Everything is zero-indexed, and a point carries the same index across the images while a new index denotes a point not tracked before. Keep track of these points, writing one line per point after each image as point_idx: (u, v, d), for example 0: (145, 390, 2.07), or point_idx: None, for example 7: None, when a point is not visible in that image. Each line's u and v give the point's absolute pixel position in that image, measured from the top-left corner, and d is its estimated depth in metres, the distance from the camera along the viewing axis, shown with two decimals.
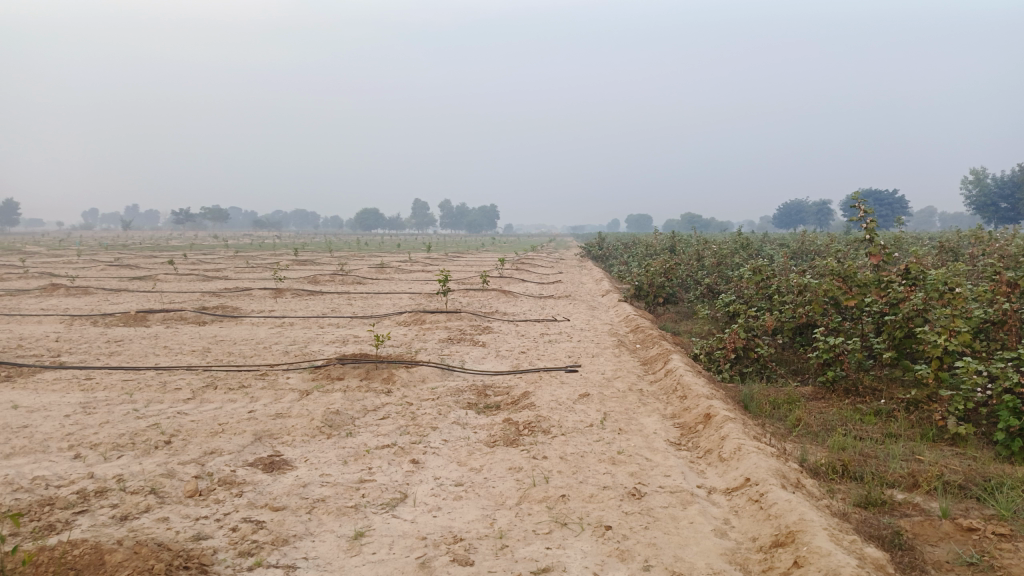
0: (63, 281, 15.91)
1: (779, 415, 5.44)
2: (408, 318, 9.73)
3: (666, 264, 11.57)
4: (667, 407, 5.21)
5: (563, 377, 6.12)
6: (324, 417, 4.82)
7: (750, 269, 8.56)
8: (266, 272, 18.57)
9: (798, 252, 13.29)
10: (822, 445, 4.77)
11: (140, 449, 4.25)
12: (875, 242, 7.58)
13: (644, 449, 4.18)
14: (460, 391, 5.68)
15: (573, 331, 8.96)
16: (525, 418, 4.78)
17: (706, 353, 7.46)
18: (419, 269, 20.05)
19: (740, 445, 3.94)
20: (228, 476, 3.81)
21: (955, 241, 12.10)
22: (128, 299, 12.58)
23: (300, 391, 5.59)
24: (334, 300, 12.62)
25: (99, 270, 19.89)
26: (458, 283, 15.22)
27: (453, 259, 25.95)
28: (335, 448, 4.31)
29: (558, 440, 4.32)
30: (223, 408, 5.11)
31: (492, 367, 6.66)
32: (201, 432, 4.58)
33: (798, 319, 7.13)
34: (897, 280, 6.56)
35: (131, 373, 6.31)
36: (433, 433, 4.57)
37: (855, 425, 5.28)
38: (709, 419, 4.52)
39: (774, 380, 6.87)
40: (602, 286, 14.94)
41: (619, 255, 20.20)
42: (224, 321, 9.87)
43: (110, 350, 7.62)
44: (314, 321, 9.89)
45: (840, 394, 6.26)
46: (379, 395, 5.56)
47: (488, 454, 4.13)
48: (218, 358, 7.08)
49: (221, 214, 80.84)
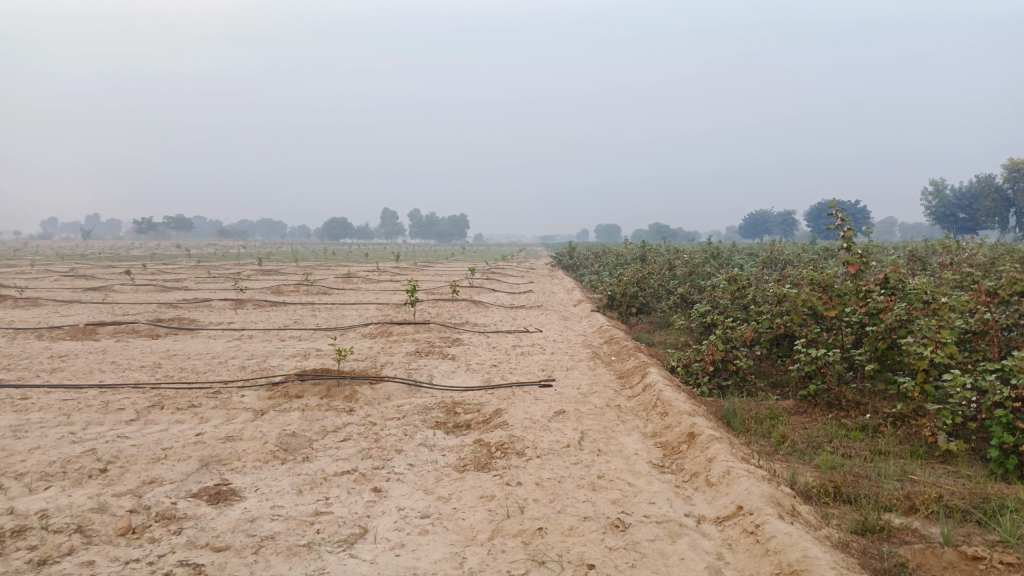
0: (11, 292, 15.13)
1: (762, 431, 5.19)
2: (374, 331, 9.34)
3: (639, 274, 11.33)
4: (646, 425, 4.93)
5: (537, 393, 5.80)
6: (278, 440, 4.44)
7: (725, 279, 8.37)
8: (227, 283, 17.97)
9: (768, 262, 13.15)
10: (810, 465, 4.52)
11: (71, 478, 3.83)
12: (852, 250, 7.43)
13: (625, 472, 3.89)
14: (427, 409, 5.34)
15: (546, 343, 8.66)
16: (497, 439, 4.46)
17: (683, 366, 7.19)
18: (387, 279, 19.64)
19: (729, 468, 3.66)
20: (167, 510, 3.42)
21: (922, 251, 12.08)
22: (78, 311, 11.98)
23: (255, 411, 5.20)
24: (297, 311, 12.16)
25: (53, 280, 19.11)
26: (426, 293, 14.84)
27: (422, 269, 25.56)
28: (290, 476, 3.94)
29: (533, 464, 4.00)
30: (170, 431, 4.71)
31: (461, 382, 6.32)
32: (142, 457, 4.17)
33: (776, 329, 6.91)
34: (876, 290, 6.39)
35: (71, 391, 5.84)
36: (398, 457, 4.23)
37: (842, 442, 5.04)
38: (694, 439, 4.24)
39: (754, 393, 6.61)
40: (574, 295, 14.66)
41: (589, 264, 20.00)
42: (180, 334, 9.38)
43: (52, 366, 7.12)
44: (275, 334, 9.45)
45: (823, 408, 6.02)
46: (340, 414, 5.19)
47: (457, 481, 3.79)
48: (169, 374, 6.64)
49: (185, 222, 79.21)
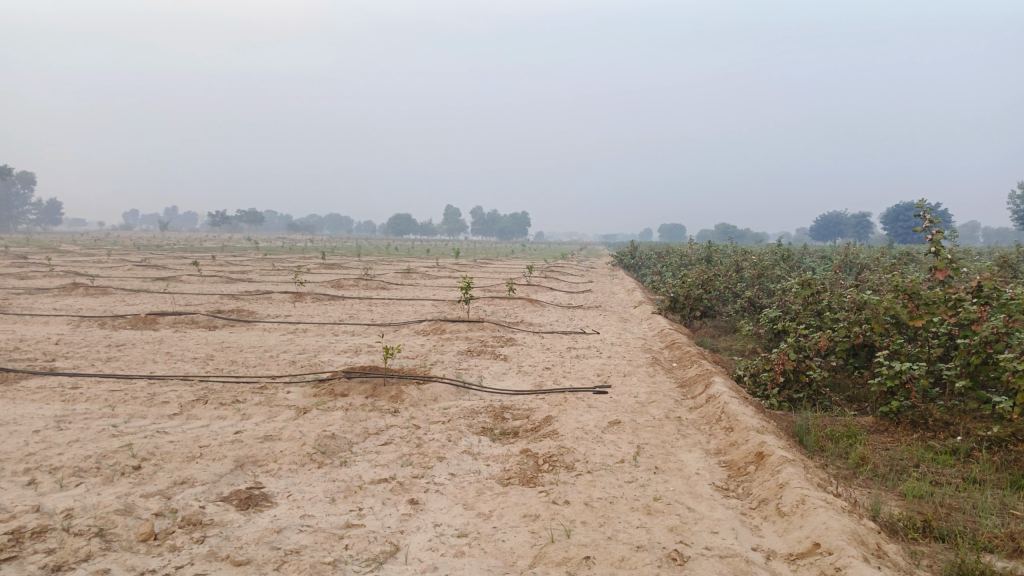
0: (84, 281, 15.63)
1: (839, 452, 4.73)
2: (427, 328, 9.14)
3: (704, 276, 10.81)
4: (709, 441, 4.54)
5: (592, 400, 5.46)
6: (317, 442, 4.24)
7: (797, 283, 7.86)
8: (289, 276, 18.19)
9: (843, 265, 12.38)
10: (894, 493, 4.06)
11: (104, 475, 3.71)
12: (941, 255, 6.81)
13: (685, 495, 3.52)
14: (475, 413, 5.07)
15: (603, 345, 8.30)
16: (546, 450, 4.16)
17: (750, 376, 6.71)
18: (446, 276, 19.53)
19: (804, 497, 3.26)
20: (193, 515, 3.25)
21: (1015, 257, 11.15)
22: (144, 300, 12.22)
23: (298, 409, 5.03)
24: (354, 306, 12.09)
25: (125, 268, 19.84)
26: (483, 291, 14.61)
27: (482, 266, 25.42)
28: (324, 482, 3.72)
29: (584, 480, 3.68)
30: (209, 428, 4.58)
31: (512, 385, 6.03)
32: (177, 455, 4.03)
33: (854, 339, 6.38)
34: (969, 299, 5.81)
35: (121, 382, 5.81)
36: (439, 466, 3.97)
37: (930, 467, 4.53)
38: (763, 459, 3.84)
39: (829, 408, 6.09)
40: (634, 296, 14.20)
41: (652, 265, 19.45)
42: (236, 326, 9.39)
43: (108, 355, 7.16)
44: (328, 328, 9.36)
45: (906, 427, 5.46)
46: (383, 416, 4.98)
47: (500, 496, 3.50)
48: (218, 367, 6.57)
49: (257, 216, 81.51)
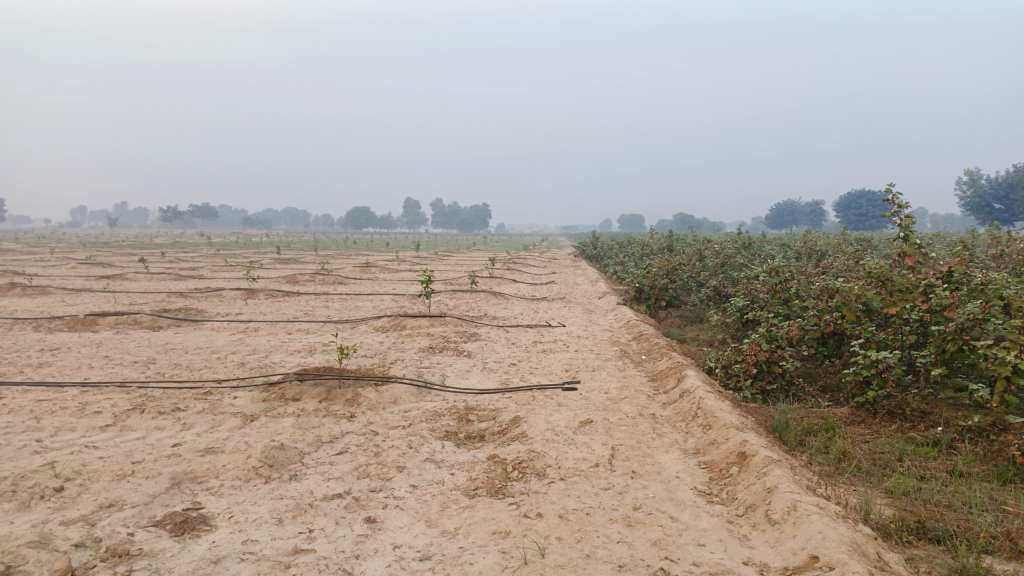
0: (21, 281, 14.79)
1: (819, 447, 4.53)
2: (386, 324, 8.77)
3: (669, 265, 10.63)
4: (686, 440, 4.29)
5: (561, 398, 5.18)
6: (263, 453, 3.87)
7: (765, 271, 7.68)
8: (242, 272, 17.57)
9: (804, 251, 12.34)
10: (880, 491, 3.88)
11: (19, 500, 3.29)
12: (909, 240, 6.67)
13: (666, 502, 3.27)
14: (437, 416, 4.75)
15: (569, 338, 8.04)
16: (515, 456, 3.86)
17: (722, 368, 6.50)
18: (405, 269, 19.10)
19: (795, 502, 3.03)
20: (119, 545, 2.86)
21: (972, 238, 11.23)
22: (84, 300, 11.56)
23: (245, 417, 4.65)
24: (310, 302, 11.62)
25: (69, 267, 18.94)
26: (444, 284, 14.24)
27: (443, 258, 25.03)
28: (270, 500, 3.36)
29: (557, 489, 3.39)
30: (145, 441, 4.16)
31: (477, 383, 5.72)
32: (106, 474, 3.62)
33: (824, 327, 6.19)
34: (940, 285, 5.65)
35: (50, 391, 5.33)
36: (399, 477, 3.64)
37: (914, 461, 4.34)
38: (746, 460, 3.61)
39: (803, 398, 5.90)
40: (598, 287, 14.01)
41: (614, 255, 19.34)
42: (182, 326, 8.87)
43: (40, 360, 6.63)
44: (282, 326, 8.91)
45: (883, 417, 5.27)
46: (339, 422, 4.62)
47: (466, 511, 3.19)
48: (160, 371, 6.12)
49: (212, 211, 79.64)
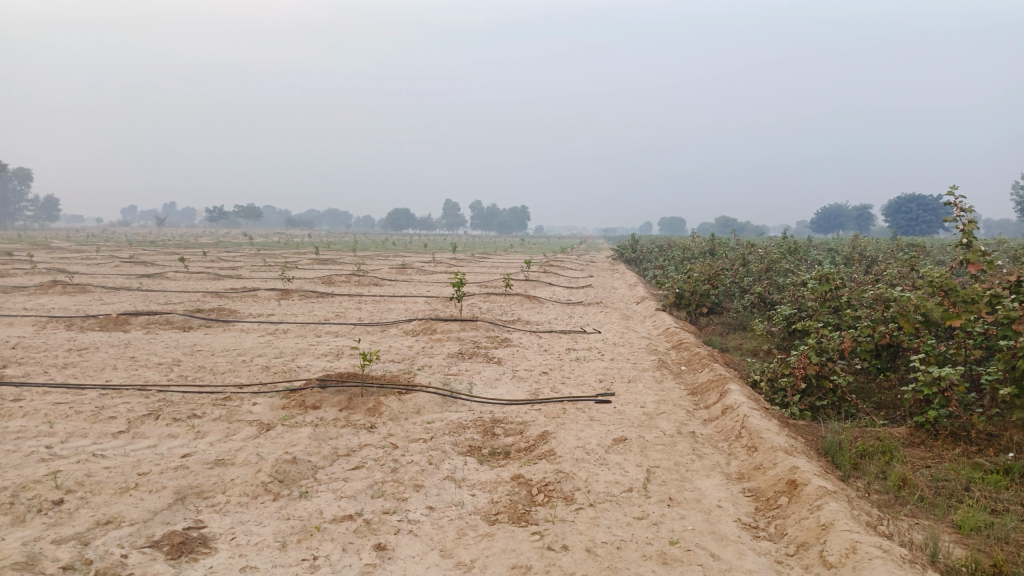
0: (65, 278, 15.00)
1: (876, 474, 4.13)
2: (417, 327, 8.55)
3: (711, 270, 10.20)
4: (730, 463, 3.95)
5: (593, 411, 4.87)
6: (274, 468, 3.65)
7: (813, 278, 7.23)
8: (279, 272, 17.58)
9: (854, 257, 11.77)
10: (947, 526, 3.49)
11: (15, 512, 3.11)
12: (972, 246, 6.19)
13: (707, 535, 2.94)
14: (461, 428, 4.48)
15: (605, 346, 7.71)
16: (541, 476, 3.57)
17: (767, 381, 6.10)
18: (441, 271, 18.91)
19: (854, 543, 2.68)
20: (109, 569, 2.65)
21: None
22: (121, 299, 11.62)
23: (261, 426, 4.44)
24: (342, 304, 11.48)
25: (112, 265, 19.21)
26: (479, 287, 14.00)
27: (480, 260, 24.83)
28: (276, 521, 3.13)
29: (585, 518, 3.09)
30: (155, 450, 3.98)
31: (505, 393, 5.43)
32: (109, 486, 3.44)
33: (879, 339, 5.74)
34: (1009, 295, 5.16)
35: (69, 394, 5.20)
36: (415, 498, 3.38)
37: (984, 491, 3.92)
38: (797, 489, 3.26)
39: (856, 416, 5.47)
40: (636, 292, 13.61)
41: (654, 259, 18.88)
42: (212, 327, 8.78)
43: (66, 360, 6.55)
44: (312, 329, 8.76)
45: (947, 440, 4.82)
46: (357, 433, 4.39)
47: (485, 540, 2.92)
48: (183, 374, 5.97)
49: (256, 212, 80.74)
